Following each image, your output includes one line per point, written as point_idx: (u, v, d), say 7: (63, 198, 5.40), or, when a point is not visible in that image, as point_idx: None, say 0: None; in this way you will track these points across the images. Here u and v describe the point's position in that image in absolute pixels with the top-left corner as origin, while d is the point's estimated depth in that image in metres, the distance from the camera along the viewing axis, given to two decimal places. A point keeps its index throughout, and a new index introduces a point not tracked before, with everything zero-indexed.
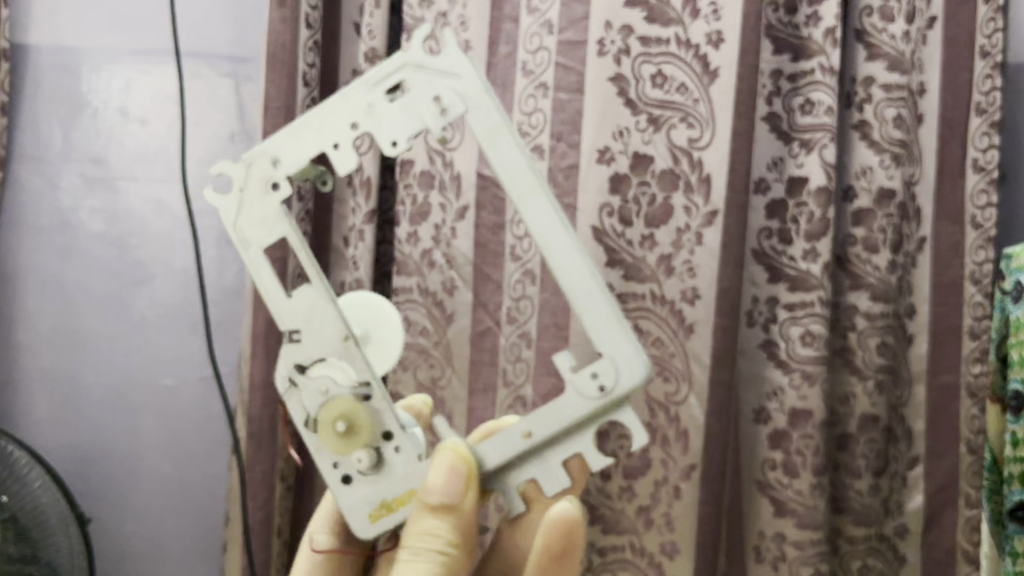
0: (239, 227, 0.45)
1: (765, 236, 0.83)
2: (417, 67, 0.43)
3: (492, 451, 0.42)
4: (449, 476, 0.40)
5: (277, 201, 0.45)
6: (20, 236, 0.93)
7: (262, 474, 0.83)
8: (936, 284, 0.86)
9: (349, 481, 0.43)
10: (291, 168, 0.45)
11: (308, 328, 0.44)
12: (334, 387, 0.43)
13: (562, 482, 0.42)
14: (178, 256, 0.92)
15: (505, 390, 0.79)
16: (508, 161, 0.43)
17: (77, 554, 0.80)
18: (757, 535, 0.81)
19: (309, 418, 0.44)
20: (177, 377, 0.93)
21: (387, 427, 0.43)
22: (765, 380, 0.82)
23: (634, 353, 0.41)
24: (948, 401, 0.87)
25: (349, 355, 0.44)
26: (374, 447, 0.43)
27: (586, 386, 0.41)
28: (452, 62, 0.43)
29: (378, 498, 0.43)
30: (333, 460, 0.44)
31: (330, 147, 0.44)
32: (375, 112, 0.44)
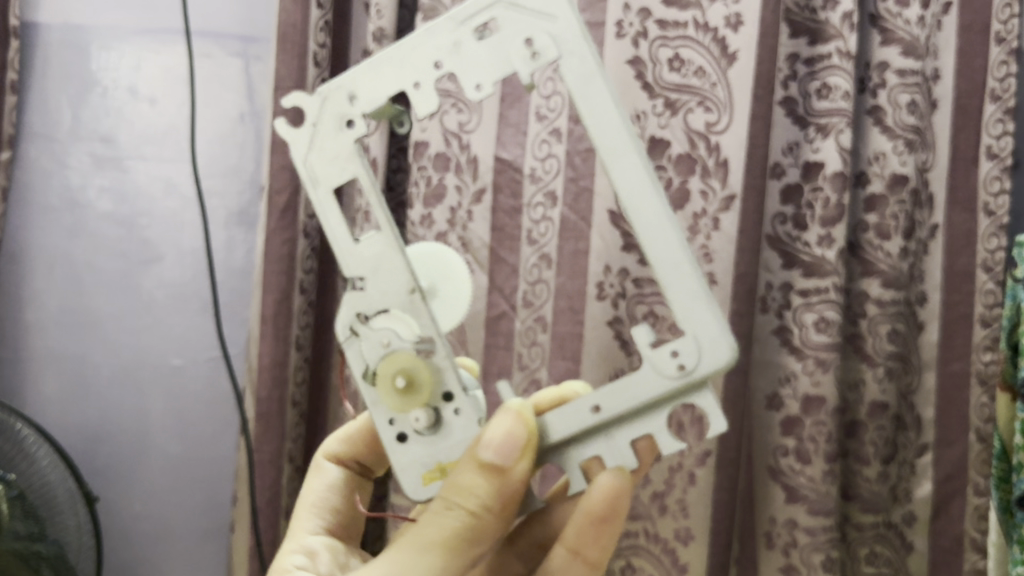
0: (309, 162, 0.48)
1: (779, 222, 0.82)
2: (512, 7, 0.45)
3: (562, 419, 0.45)
4: (504, 443, 0.42)
5: (350, 139, 0.47)
6: (30, 215, 0.92)
7: (272, 455, 0.81)
8: (949, 272, 0.86)
9: (405, 438, 0.46)
10: (366, 105, 0.47)
11: (372, 279, 0.46)
12: (396, 339, 0.45)
13: (623, 459, 0.45)
14: (187, 236, 0.92)
15: (520, 373, 0.80)
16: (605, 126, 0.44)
17: (84, 531, 0.80)
18: (769, 520, 0.81)
19: (367, 370, 0.46)
20: (186, 357, 0.93)
21: (448, 388, 0.45)
22: (779, 366, 0.82)
23: (720, 338, 0.42)
24: (958, 388, 0.86)
25: (412, 306, 0.46)
26: (434, 407, 0.45)
27: (666, 365, 0.43)
28: (547, 3, 0.44)
29: (434, 460, 0.45)
30: (390, 417, 0.46)
31: (409, 86, 0.46)
32: (459, 51, 0.45)
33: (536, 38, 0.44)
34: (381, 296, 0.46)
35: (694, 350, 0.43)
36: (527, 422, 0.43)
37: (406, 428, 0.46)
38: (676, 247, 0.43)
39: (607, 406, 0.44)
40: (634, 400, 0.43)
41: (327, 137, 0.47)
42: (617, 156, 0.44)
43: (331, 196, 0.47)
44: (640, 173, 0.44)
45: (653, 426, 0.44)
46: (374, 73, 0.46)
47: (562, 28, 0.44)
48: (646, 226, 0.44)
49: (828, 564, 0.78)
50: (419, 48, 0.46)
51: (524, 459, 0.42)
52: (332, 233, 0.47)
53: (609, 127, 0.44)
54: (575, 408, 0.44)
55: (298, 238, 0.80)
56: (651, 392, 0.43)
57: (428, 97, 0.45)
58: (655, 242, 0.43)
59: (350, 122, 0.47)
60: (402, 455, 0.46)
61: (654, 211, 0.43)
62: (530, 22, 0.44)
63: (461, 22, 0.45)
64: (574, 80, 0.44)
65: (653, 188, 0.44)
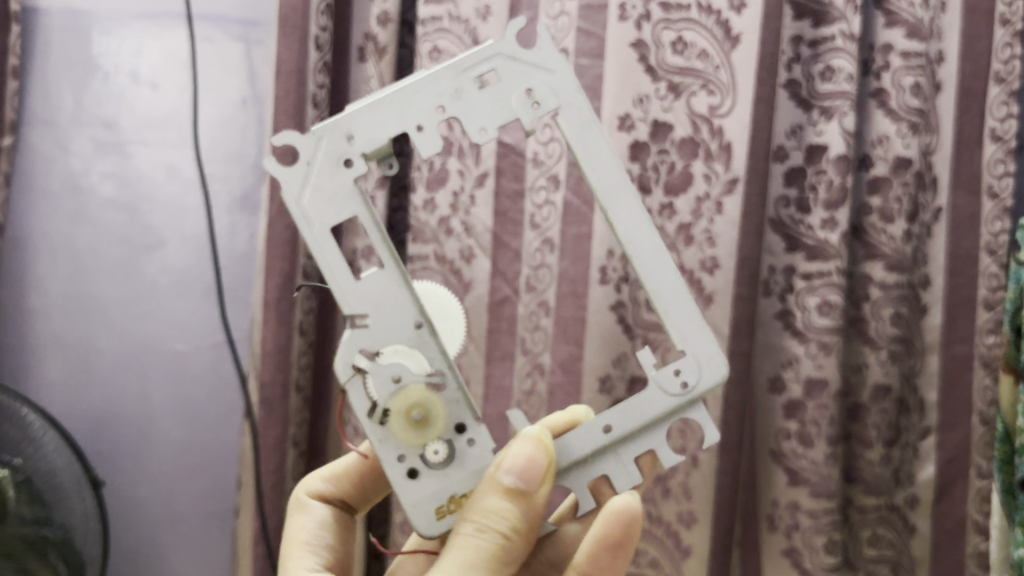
0: (305, 202, 0.46)
1: (782, 205, 0.82)
2: (511, 59, 0.47)
3: (576, 442, 0.46)
4: (527, 465, 0.43)
5: (350, 178, 0.46)
6: (32, 200, 0.92)
7: (276, 439, 0.81)
8: (952, 255, 0.86)
9: (416, 474, 0.45)
10: (366, 146, 0.46)
11: (378, 315, 0.46)
12: (407, 374, 0.46)
13: (633, 478, 0.46)
14: (190, 220, 0.92)
15: (523, 358, 0.80)
16: (597, 159, 0.47)
17: (91, 517, 0.80)
18: (772, 503, 0.82)
19: (375, 408, 0.45)
20: (189, 342, 0.92)
21: (459, 421, 0.46)
22: (782, 349, 0.82)
23: (715, 353, 0.47)
24: (960, 371, 0.87)
25: (420, 341, 0.46)
26: (448, 440, 0.46)
27: (670, 383, 0.47)
28: (545, 57, 0.47)
29: (448, 494, 0.45)
30: (399, 453, 0.45)
31: (412, 129, 0.46)
32: (463, 97, 0.46)
33: (536, 90, 0.47)
34: (388, 331, 0.46)
35: (692, 367, 0.47)
36: (545, 446, 0.44)
37: (417, 463, 0.45)
38: (671, 280, 0.47)
39: (619, 424, 0.46)
40: (641, 417, 0.46)
41: (324, 174, 0.46)
42: (614, 194, 0.47)
43: (328, 233, 0.46)
44: (636, 212, 0.47)
45: (656, 442, 0.47)
46: (373, 114, 0.46)
47: (559, 78, 0.47)
48: (644, 258, 0.47)
49: (830, 546, 0.79)
50: (422, 92, 0.46)
51: (542, 481, 0.44)
52: (331, 274, 0.45)
53: (606, 169, 0.47)
54: (587, 430, 0.46)
55: None
56: (656, 407, 0.46)
57: (433, 139, 0.46)
58: (651, 273, 0.47)
59: (348, 161, 0.46)
60: (413, 491, 0.45)
61: (653, 246, 0.47)
62: (529, 73, 0.47)
63: (464, 69, 0.46)
64: (574, 126, 0.47)
65: (647, 222, 0.47)
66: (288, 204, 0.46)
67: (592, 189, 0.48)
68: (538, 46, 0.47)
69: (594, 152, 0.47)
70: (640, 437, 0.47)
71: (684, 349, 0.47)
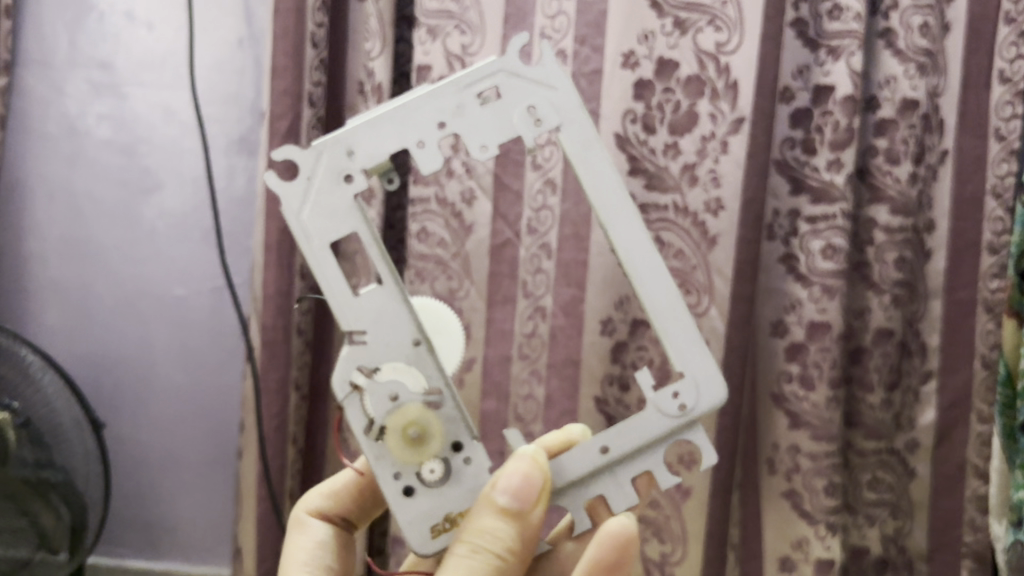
0: (304, 218, 0.44)
1: (788, 147, 0.81)
2: (514, 75, 0.45)
3: (571, 463, 0.45)
4: (521, 484, 0.42)
5: (350, 193, 0.44)
6: (29, 143, 0.91)
7: (277, 382, 0.81)
8: (958, 199, 0.85)
9: (411, 492, 0.44)
10: (367, 160, 0.44)
11: (376, 331, 0.44)
12: (404, 393, 0.44)
13: (630, 498, 0.45)
14: (188, 163, 0.90)
15: (524, 302, 0.79)
16: (599, 179, 0.45)
17: (93, 458, 0.79)
18: (772, 447, 0.82)
19: (371, 425, 0.44)
20: (188, 288, 0.91)
21: (457, 439, 0.44)
22: (785, 294, 0.81)
23: (713, 375, 0.45)
24: (964, 316, 0.86)
25: (418, 359, 0.44)
26: (444, 458, 0.44)
27: (667, 405, 0.45)
28: (549, 73, 0.45)
29: (444, 512, 0.44)
30: (394, 471, 0.44)
31: (413, 145, 0.44)
32: (464, 114, 0.44)
33: (538, 107, 0.45)
34: (386, 349, 0.44)
35: (690, 388, 0.45)
36: (541, 465, 0.44)
37: (413, 481, 0.44)
38: (673, 303, 0.45)
39: (616, 445, 0.45)
40: (639, 439, 0.45)
41: (323, 191, 0.44)
42: (614, 213, 0.45)
43: (327, 250, 0.44)
44: (638, 232, 0.45)
45: (654, 463, 0.45)
46: (374, 129, 0.44)
47: (562, 97, 0.45)
48: (643, 279, 0.45)
49: (830, 489, 0.79)
50: (423, 108, 0.44)
51: (537, 500, 0.43)
52: (329, 288, 0.44)
53: (606, 187, 0.45)
54: (584, 451, 0.45)
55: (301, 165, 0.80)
56: (654, 429, 0.45)
57: (433, 156, 0.44)
58: (652, 295, 0.45)
59: (349, 177, 0.44)
60: (408, 508, 0.44)
61: (653, 267, 0.45)
62: (532, 90, 0.45)
63: (466, 86, 0.44)
64: (575, 147, 0.45)
65: (649, 242, 0.45)
66: (288, 218, 0.44)
67: (591, 205, 0.46)
68: (542, 62, 0.45)
69: (597, 173, 0.45)
70: (636, 458, 0.45)
71: (683, 371, 0.45)
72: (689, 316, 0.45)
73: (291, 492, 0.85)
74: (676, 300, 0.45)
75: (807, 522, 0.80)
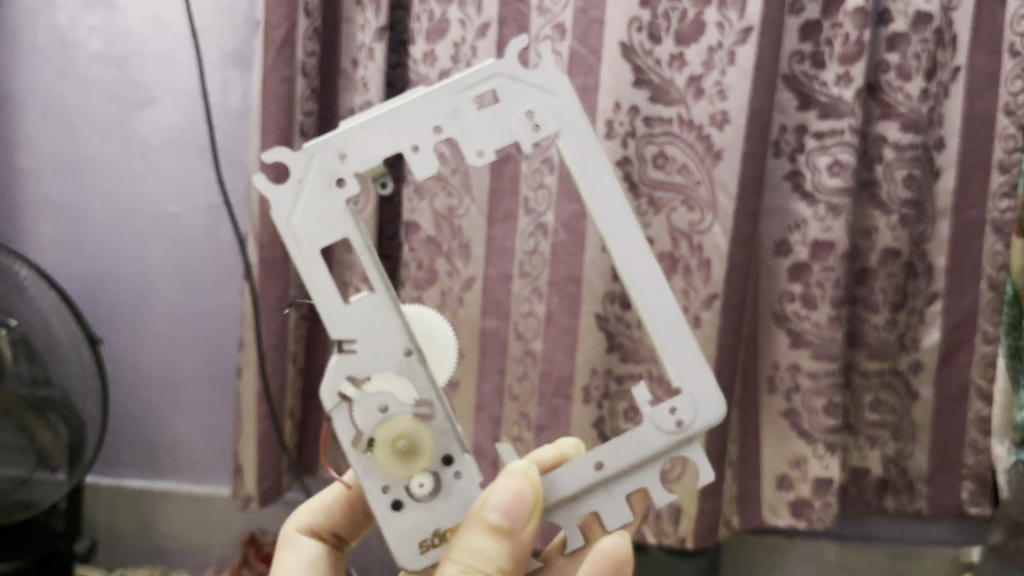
0: (296, 222, 0.42)
1: (796, 61, 0.78)
2: (512, 79, 0.43)
3: (564, 479, 0.43)
4: (512, 501, 0.40)
5: (341, 199, 0.43)
6: (19, 55, 0.89)
7: (278, 301, 0.80)
8: (969, 116, 0.82)
9: (400, 506, 0.42)
10: (360, 165, 0.42)
11: (367, 342, 0.42)
12: (395, 404, 0.42)
13: (624, 517, 0.43)
14: (181, 76, 0.87)
15: (526, 218, 0.77)
16: (597, 186, 0.43)
17: (91, 377, 0.78)
18: (772, 366, 0.82)
19: (360, 438, 0.42)
20: (184, 205, 0.90)
21: (448, 451, 0.42)
22: (788, 213, 0.80)
23: (712, 392, 0.43)
24: (971, 236, 0.84)
25: (409, 369, 0.43)
26: (434, 472, 0.42)
27: (664, 420, 0.43)
28: (548, 77, 0.43)
29: (433, 528, 0.42)
30: (383, 484, 0.42)
31: (408, 148, 0.43)
32: (460, 118, 0.42)
33: (537, 112, 0.43)
34: (376, 359, 0.42)
35: (689, 404, 0.43)
36: (532, 481, 0.42)
37: (402, 495, 0.42)
38: (672, 316, 0.43)
39: (611, 461, 0.42)
40: (634, 455, 0.42)
41: (315, 194, 0.42)
42: (613, 223, 0.43)
43: (319, 256, 0.42)
44: (638, 243, 0.43)
45: (648, 479, 0.43)
46: (367, 133, 0.42)
47: (562, 102, 0.43)
48: (643, 292, 0.43)
49: (829, 408, 0.79)
50: (418, 111, 0.42)
51: (529, 517, 0.41)
52: (318, 293, 0.42)
53: (604, 197, 0.43)
54: (577, 466, 0.43)
55: (297, 78, 0.77)
56: (650, 446, 0.42)
57: (429, 162, 0.42)
58: (650, 308, 0.43)
59: (341, 181, 0.42)
60: (397, 523, 0.42)
61: (652, 276, 0.43)
62: (530, 95, 0.43)
63: (463, 89, 0.42)
64: (573, 155, 0.43)
65: (649, 255, 0.43)
66: (279, 224, 0.42)
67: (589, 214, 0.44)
68: (542, 64, 0.43)
69: (596, 182, 0.43)
70: (631, 474, 0.43)
71: (681, 386, 0.43)
72: (690, 331, 0.43)
73: (291, 412, 0.84)
74: (675, 313, 0.43)
75: (806, 442, 0.80)
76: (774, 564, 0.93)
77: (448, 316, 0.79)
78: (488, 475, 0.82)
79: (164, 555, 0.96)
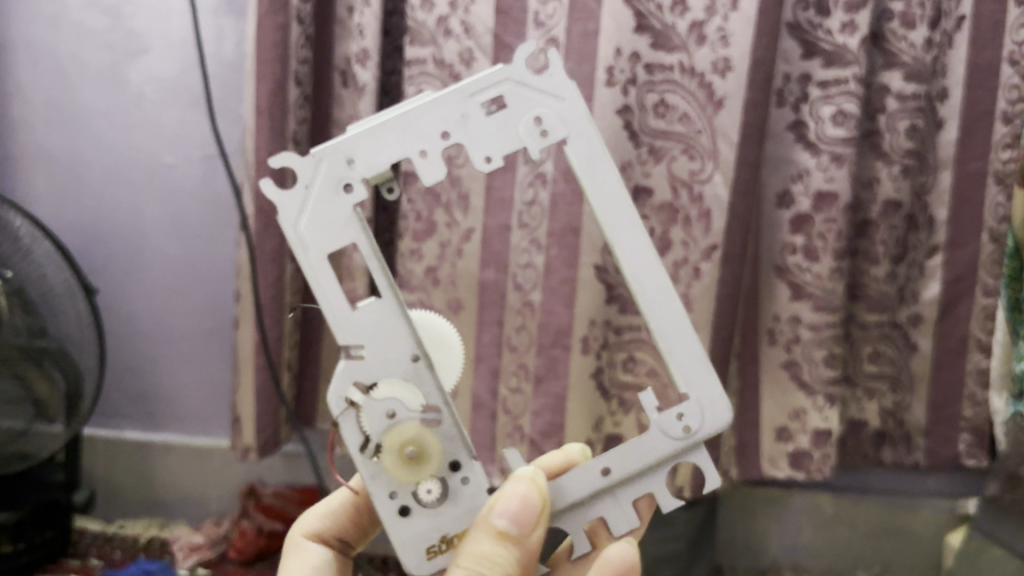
0: (302, 228, 0.41)
1: (801, 8, 0.76)
2: (520, 84, 0.41)
3: (571, 484, 0.42)
4: (520, 507, 0.39)
5: (349, 204, 0.41)
6: (12, 3, 0.88)
7: (274, 253, 0.79)
8: (972, 66, 0.80)
9: (407, 513, 0.41)
10: (368, 170, 0.41)
11: (374, 347, 0.41)
12: (403, 410, 0.41)
13: (631, 522, 0.42)
14: (175, 24, 0.86)
15: (525, 167, 0.76)
16: (604, 191, 0.42)
17: (85, 322, 0.79)
18: (772, 318, 0.81)
19: (367, 442, 0.41)
20: (179, 155, 0.88)
21: (456, 457, 0.41)
22: (792, 163, 0.79)
23: (720, 397, 0.42)
24: (974, 187, 0.83)
25: (416, 376, 0.41)
26: (441, 478, 0.41)
27: (671, 426, 0.42)
28: (556, 83, 0.41)
29: (441, 533, 0.41)
30: (390, 490, 0.41)
31: (415, 154, 0.41)
32: (468, 123, 0.41)
33: (546, 117, 0.41)
34: (383, 365, 0.41)
35: (695, 409, 0.42)
36: (540, 487, 0.41)
37: (409, 500, 0.41)
38: (677, 322, 0.42)
39: (618, 468, 0.42)
40: (641, 462, 0.41)
41: (322, 200, 0.41)
42: (621, 229, 0.42)
43: (326, 262, 0.41)
44: (646, 249, 0.42)
45: (655, 485, 0.42)
46: (375, 138, 0.41)
47: (570, 107, 0.42)
48: (651, 299, 0.42)
49: (830, 360, 0.79)
50: (426, 116, 0.41)
51: (537, 522, 0.40)
52: (325, 300, 0.41)
53: (612, 202, 0.42)
54: (584, 473, 0.42)
55: (291, 24, 0.76)
56: (657, 453, 0.42)
57: (437, 168, 0.41)
58: (659, 314, 0.42)
59: (349, 187, 0.41)
60: (404, 529, 0.41)
61: (660, 283, 0.42)
62: (538, 100, 0.41)
63: (470, 94, 0.41)
64: (581, 161, 0.42)
65: (658, 262, 0.42)
66: (284, 229, 0.41)
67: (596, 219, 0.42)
68: (551, 70, 0.41)
69: (603, 187, 0.42)
70: (638, 480, 0.42)
71: (688, 392, 0.42)
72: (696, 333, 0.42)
73: (290, 364, 0.84)
74: (682, 319, 0.42)
75: (805, 393, 0.80)
76: (771, 515, 0.94)
77: (446, 268, 0.79)
78: (486, 426, 0.82)
79: (162, 506, 0.96)
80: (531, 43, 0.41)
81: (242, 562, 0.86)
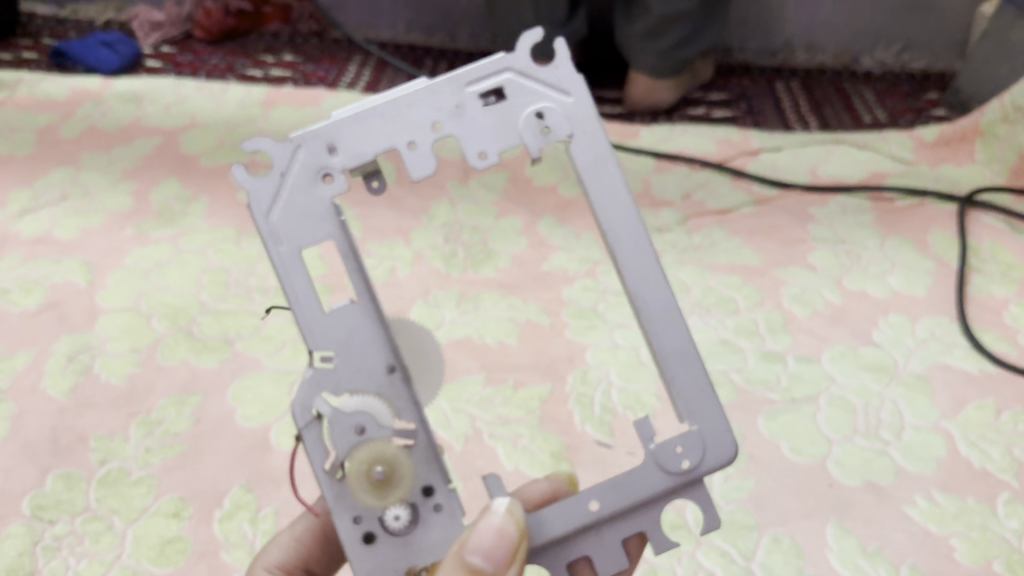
0: (274, 220, 0.28)
1: None
2: (521, 75, 0.30)
3: (551, 517, 0.29)
4: (496, 542, 0.26)
5: (328, 196, 0.29)
6: None
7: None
8: None
9: (373, 541, 0.28)
10: (355, 159, 0.29)
11: (346, 352, 0.28)
12: (374, 426, 0.28)
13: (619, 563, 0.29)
14: None
15: None
16: (608, 195, 0.30)
17: None
18: None
19: (322, 461, 0.28)
20: None
21: (429, 481, 0.28)
22: None
23: (724, 437, 0.29)
24: None
25: (391, 390, 0.29)
26: (413, 505, 0.28)
27: (668, 461, 0.29)
28: (563, 76, 0.30)
29: (409, 565, 0.28)
30: (353, 515, 0.28)
31: (402, 144, 0.29)
32: (466, 116, 0.29)
33: (550, 115, 0.30)
34: (351, 374, 0.28)
35: (696, 440, 0.29)
36: (519, 518, 0.27)
37: (378, 528, 0.28)
38: (681, 340, 0.30)
39: (606, 501, 0.29)
40: (632, 500, 0.29)
41: (298, 190, 0.28)
42: (621, 231, 0.30)
43: (299, 267, 0.28)
44: (647, 258, 0.30)
45: (649, 524, 0.29)
46: (360, 125, 0.29)
47: (579, 105, 0.30)
48: (650, 313, 0.30)
49: None
50: (416, 104, 0.29)
51: (520, 558, 0.27)
52: (291, 294, 0.28)
53: (613, 202, 0.30)
54: (570, 504, 0.29)
55: None
56: (650, 492, 0.29)
57: (429, 161, 0.29)
58: (658, 336, 0.30)
59: (327, 176, 0.29)
60: (365, 565, 0.27)
61: (663, 302, 0.30)
62: (541, 95, 0.30)
63: (467, 82, 0.29)
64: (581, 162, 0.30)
65: (662, 274, 0.30)
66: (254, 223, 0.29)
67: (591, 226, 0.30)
68: (559, 60, 0.30)
69: (605, 198, 0.30)
70: (626, 522, 0.29)
71: (688, 423, 0.30)
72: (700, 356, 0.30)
73: None
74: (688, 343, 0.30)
75: None
76: None
77: None
78: None
79: None
80: (539, 26, 0.29)
81: (210, 41, 0.79)
